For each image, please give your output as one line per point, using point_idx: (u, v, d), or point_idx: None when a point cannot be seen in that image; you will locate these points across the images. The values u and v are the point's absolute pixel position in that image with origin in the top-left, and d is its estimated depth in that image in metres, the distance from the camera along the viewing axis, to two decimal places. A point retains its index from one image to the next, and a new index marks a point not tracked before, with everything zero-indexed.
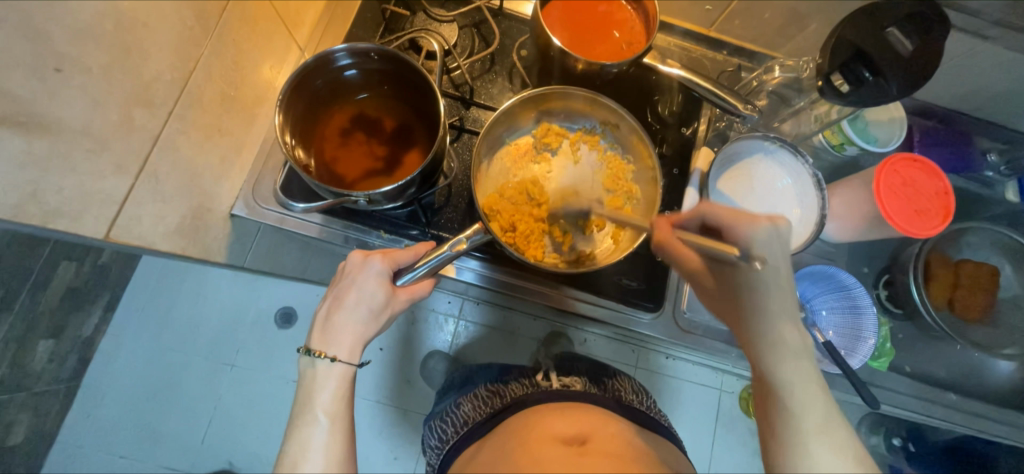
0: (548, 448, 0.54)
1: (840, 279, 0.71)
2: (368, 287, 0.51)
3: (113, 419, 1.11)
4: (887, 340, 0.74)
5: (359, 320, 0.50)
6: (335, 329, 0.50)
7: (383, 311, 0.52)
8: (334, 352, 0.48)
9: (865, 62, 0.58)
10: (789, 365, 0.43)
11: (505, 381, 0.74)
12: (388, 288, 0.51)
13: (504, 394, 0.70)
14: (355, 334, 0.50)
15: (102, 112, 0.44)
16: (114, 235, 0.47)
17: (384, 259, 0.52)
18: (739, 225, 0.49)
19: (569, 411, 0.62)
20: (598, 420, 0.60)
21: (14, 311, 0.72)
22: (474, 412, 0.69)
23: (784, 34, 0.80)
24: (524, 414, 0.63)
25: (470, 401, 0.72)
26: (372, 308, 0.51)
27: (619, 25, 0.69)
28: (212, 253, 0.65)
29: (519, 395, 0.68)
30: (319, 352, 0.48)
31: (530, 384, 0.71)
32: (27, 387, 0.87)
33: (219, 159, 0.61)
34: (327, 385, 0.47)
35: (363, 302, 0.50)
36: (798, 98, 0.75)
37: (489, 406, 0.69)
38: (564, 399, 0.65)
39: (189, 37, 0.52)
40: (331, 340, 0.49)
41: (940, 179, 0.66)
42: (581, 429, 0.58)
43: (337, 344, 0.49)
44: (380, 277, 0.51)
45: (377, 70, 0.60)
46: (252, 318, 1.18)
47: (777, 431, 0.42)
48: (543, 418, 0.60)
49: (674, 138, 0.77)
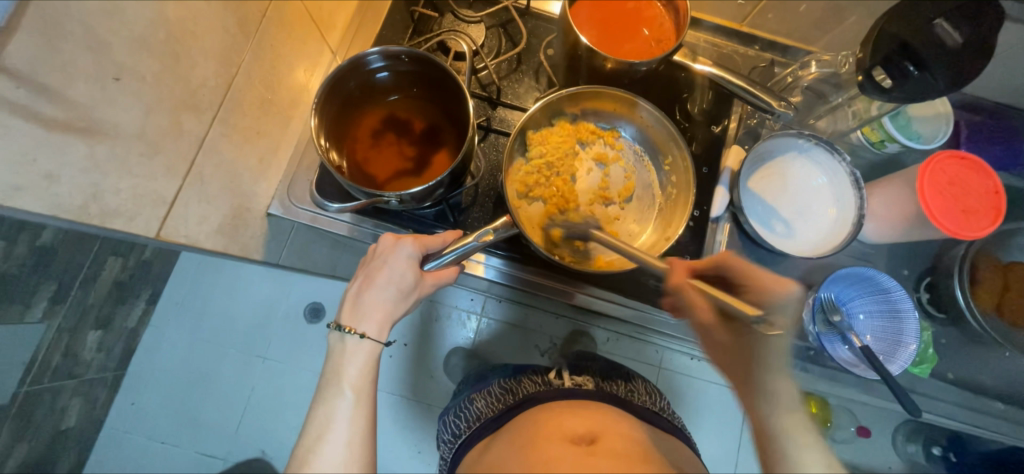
0: (555, 446, 0.55)
1: (878, 281, 0.68)
2: (398, 268, 0.52)
3: (154, 405, 1.18)
4: (930, 345, 0.72)
5: (389, 299, 0.52)
6: (364, 306, 0.51)
7: (411, 293, 0.53)
8: (362, 328, 0.50)
9: (911, 56, 0.55)
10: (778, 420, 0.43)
11: (515, 379, 0.74)
12: (417, 270, 0.52)
13: (517, 391, 0.70)
14: (383, 313, 0.51)
15: (154, 119, 0.46)
16: (163, 233, 0.49)
17: (415, 243, 0.53)
18: (765, 291, 0.52)
19: (577, 408, 0.63)
20: (605, 419, 0.61)
21: (67, 302, 0.84)
22: (485, 410, 0.70)
23: (821, 27, 0.77)
24: (537, 413, 0.63)
25: (482, 398, 0.73)
26: (401, 289, 0.52)
27: (648, 23, 0.68)
28: (250, 250, 0.68)
29: (528, 393, 0.69)
30: (348, 328, 0.50)
31: (543, 382, 0.72)
32: (77, 373, 0.98)
33: (258, 160, 0.63)
34: (355, 360, 0.49)
35: (392, 282, 0.52)
36: (836, 94, 0.72)
37: (499, 404, 0.69)
38: (569, 398, 0.66)
39: (232, 44, 0.54)
40: (360, 317, 0.51)
41: (989, 177, 0.63)
42: (587, 427, 0.59)
43: (366, 322, 0.50)
44: (411, 259, 0.52)
45: (408, 73, 0.62)
46: (283, 312, 1.24)
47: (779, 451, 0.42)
48: (554, 415, 0.62)
49: (702, 136, 0.75)
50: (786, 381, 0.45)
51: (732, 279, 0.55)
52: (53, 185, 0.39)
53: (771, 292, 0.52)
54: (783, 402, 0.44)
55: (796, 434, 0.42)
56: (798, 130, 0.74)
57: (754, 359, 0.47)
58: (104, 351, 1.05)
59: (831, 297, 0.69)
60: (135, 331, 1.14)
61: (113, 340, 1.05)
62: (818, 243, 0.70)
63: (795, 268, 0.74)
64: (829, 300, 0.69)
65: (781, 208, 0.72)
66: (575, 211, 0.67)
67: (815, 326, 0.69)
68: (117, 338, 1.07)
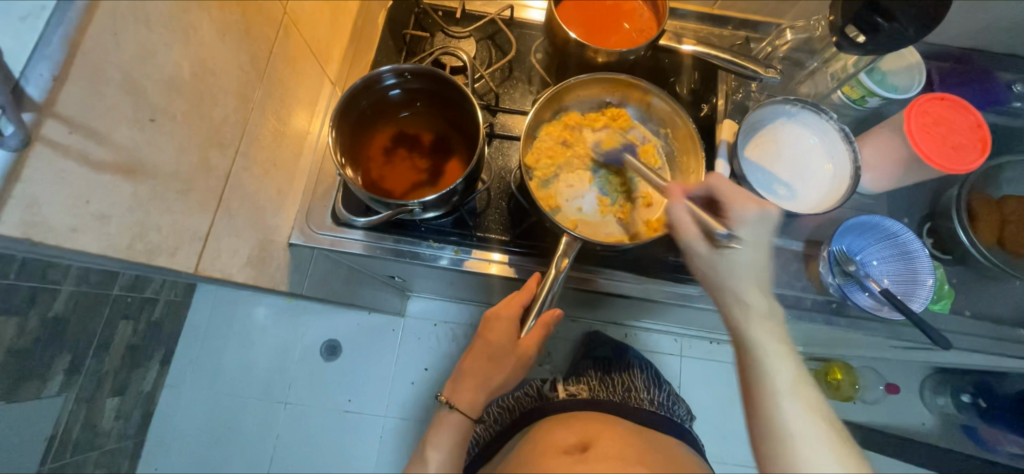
0: (552, 454, 0.69)
1: (885, 227, 0.71)
2: (496, 339, 0.61)
3: (186, 461, 1.31)
4: (945, 281, 0.75)
5: (478, 371, 0.63)
6: (459, 381, 0.64)
7: (512, 357, 0.62)
8: (452, 399, 0.63)
9: (874, 10, 0.59)
10: (779, 382, 0.49)
11: (514, 397, 0.95)
12: (512, 336, 0.61)
13: (517, 408, 0.92)
14: (473, 391, 0.62)
15: (186, 156, 0.47)
16: (201, 268, 0.51)
17: (506, 310, 0.62)
18: (733, 205, 0.54)
19: (568, 418, 0.80)
20: (589, 418, 0.80)
21: (83, 372, 1.02)
22: (487, 431, 0.91)
23: (787, 1, 0.83)
24: (542, 423, 0.81)
25: (486, 418, 0.94)
26: (501, 358, 0.62)
27: (628, 16, 0.72)
28: (277, 282, 0.69)
29: (524, 409, 0.90)
30: (445, 400, 0.63)
31: (538, 395, 0.93)
32: (99, 444, 1.14)
33: (277, 192, 0.65)
34: (445, 432, 0.62)
35: (484, 352, 0.62)
36: (810, 60, 0.79)
37: (502, 421, 0.91)
38: (560, 407, 0.85)
39: (247, 81, 0.56)
40: (456, 392, 0.63)
41: (970, 113, 0.67)
42: (576, 433, 0.75)
43: (460, 396, 0.63)
44: (506, 329, 0.61)
45: (416, 88, 0.65)
46: (299, 353, 1.38)
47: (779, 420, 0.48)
48: (547, 425, 0.79)
49: (693, 116, 0.78)
50: (771, 332, 0.52)
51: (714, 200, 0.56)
52: (105, 225, 0.40)
53: (744, 208, 0.53)
54: (797, 403, 0.48)
55: (807, 424, 0.47)
56: (785, 97, 0.78)
57: (722, 276, 0.54)
58: (123, 418, 1.21)
59: (844, 249, 0.71)
60: (152, 395, 1.30)
61: (130, 404, 1.22)
62: (821, 199, 0.73)
63: (803, 227, 0.76)
64: (843, 252, 0.71)
65: (780, 172, 0.75)
66: (603, 201, 0.69)
67: (834, 277, 0.71)
68: (134, 403, 1.24)
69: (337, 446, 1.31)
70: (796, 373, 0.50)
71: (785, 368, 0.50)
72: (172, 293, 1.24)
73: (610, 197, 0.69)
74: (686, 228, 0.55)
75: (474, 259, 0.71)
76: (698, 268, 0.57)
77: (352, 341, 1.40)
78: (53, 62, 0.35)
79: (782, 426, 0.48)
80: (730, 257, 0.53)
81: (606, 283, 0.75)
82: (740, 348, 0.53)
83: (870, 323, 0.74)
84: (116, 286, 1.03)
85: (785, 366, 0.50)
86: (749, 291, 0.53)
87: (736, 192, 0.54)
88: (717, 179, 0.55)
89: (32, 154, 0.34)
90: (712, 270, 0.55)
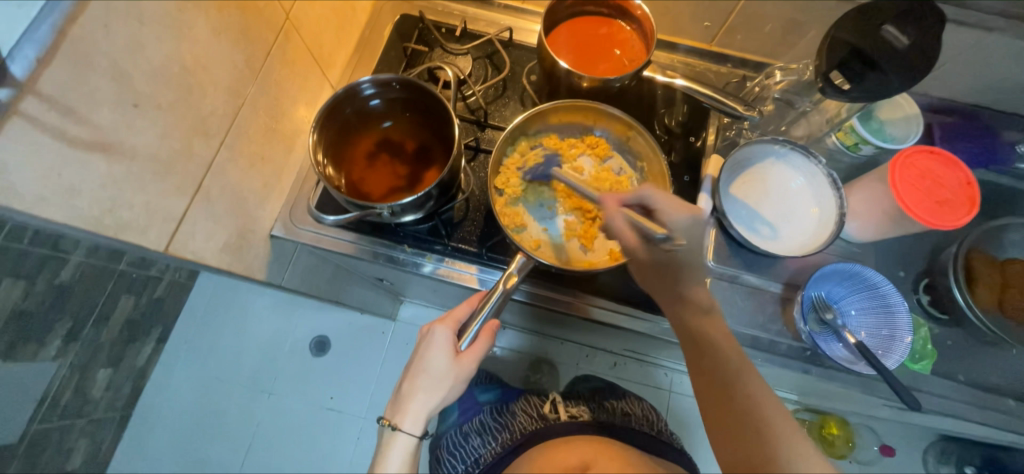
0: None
1: (866, 277, 0.69)
2: (433, 352, 0.61)
3: (166, 443, 1.33)
4: (927, 341, 0.73)
5: (419, 392, 0.61)
6: (401, 403, 0.62)
7: (449, 375, 0.60)
8: (398, 422, 0.61)
9: (864, 60, 0.59)
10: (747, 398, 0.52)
11: (510, 414, 0.85)
12: (449, 349, 0.60)
13: (514, 430, 0.80)
14: (418, 408, 0.61)
15: (167, 141, 0.51)
16: (172, 248, 0.54)
17: (445, 325, 0.62)
18: (670, 212, 0.59)
19: (575, 443, 0.73)
20: (596, 445, 0.71)
21: (80, 340, 1.05)
22: (482, 452, 0.80)
23: (786, 42, 0.83)
24: (540, 448, 0.74)
25: (480, 436, 0.83)
26: (438, 374, 0.60)
27: (620, 44, 0.74)
28: (254, 270, 0.71)
29: (525, 432, 0.79)
30: (390, 422, 0.62)
31: (539, 417, 0.82)
32: (85, 413, 1.17)
33: (262, 184, 0.68)
34: (395, 450, 0.62)
35: (425, 372, 0.60)
36: (802, 101, 0.76)
37: (496, 445, 0.80)
38: (563, 431, 0.76)
39: (241, 78, 0.61)
40: (402, 413, 0.61)
41: (960, 169, 0.66)
42: (580, 459, 0.69)
43: (405, 416, 0.61)
44: (443, 342, 0.61)
45: (399, 98, 0.67)
46: (289, 346, 1.41)
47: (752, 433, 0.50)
48: (551, 453, 0.72)
49: (682, 148, 0.79)
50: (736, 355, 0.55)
51: (652, 208, 0.60)
52: (74, 197, 0.44)
53: (676, 215, 0.59)
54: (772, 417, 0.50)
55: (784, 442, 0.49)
56: (774, 137, 0.77)
57: (669, 279, 0.60)
58: (113, 390, 1.25)
59: (821, 296, 0.70)
60: (144, 371, 1.34)
61: (121, 378, 1.25)
62: (804, 242, 0.71)
63: (784, 269, 0.75)
64: (820, 299, 0.70)
65: (764, 212, 0.74)
66: (570, 225, 0.71)
67: (807, 324, 0.69)
68: (125, 377, 1.27)
69: (317, 443, 1.32)
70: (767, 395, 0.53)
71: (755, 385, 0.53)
72: (176, 275, 1.23)
73: (576, 222, 0.71)
74: (625, 237, 0.60)
75: (446, 269, 0.72)
76: (639, 262, 0.61)
77: (341, 339, 1.41)
78: (40, 45, 0.40)
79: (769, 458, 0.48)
80: (679, 256, 0.59)
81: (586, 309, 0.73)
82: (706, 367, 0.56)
83: (846, 375, 0.72)
84: (124, 262, 1.01)
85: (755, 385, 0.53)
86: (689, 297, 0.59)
87: (671, 201, 0.59)
88: (650, 192, 0.59)
89: (8, 124, 0.38)
90: (661, 279, 0.60)
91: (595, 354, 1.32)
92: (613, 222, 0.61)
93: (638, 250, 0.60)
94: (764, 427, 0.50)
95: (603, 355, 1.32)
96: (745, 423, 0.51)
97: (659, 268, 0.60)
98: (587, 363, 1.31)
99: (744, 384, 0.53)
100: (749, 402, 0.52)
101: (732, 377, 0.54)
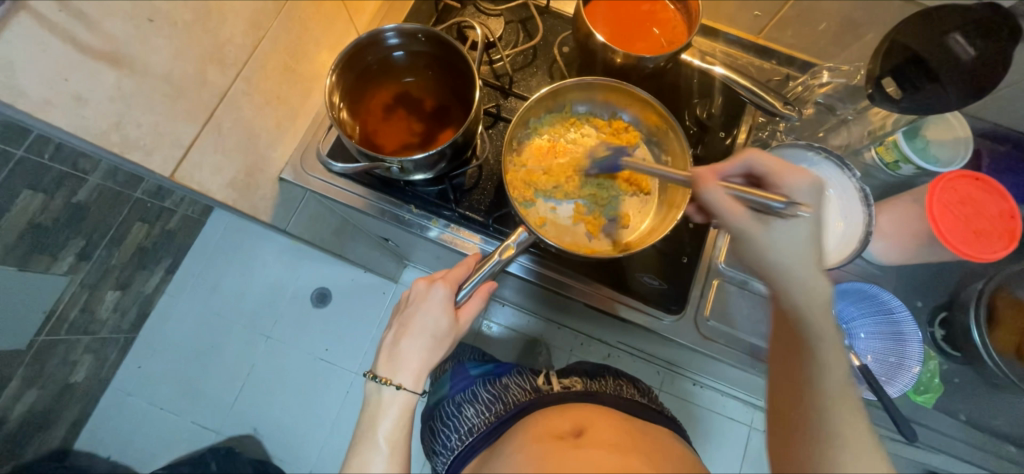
0: (544, 446, 0.62)
1: (882, 300, 0.67)
2: (432, 310, 0.59)
3: (156, 370, 1.36)
4: (935, 375, 0.69)
5: (420, 348, 0.59)
6: (394, 360, 0.59)
7: (447, 334, 0.60)
8: (399, 381, 0.58)
9: (924, 69, 0.55)
10: (826, 357, 0.48)
11: (504, 386, 0.82)
12: (450, 309, 0.59)
13: (507, 401, 0.78)
14: (416, 367, 0.59)
15: (180, 62, 0.54)
16: (177, 176, 0.56)
17: (445, 284, 0.60)
18: (784, 176, 0.51)
19: (566, 410, 0.70)
20: (589, 414, 0.68)
21: (92, 259, 1.08)
22: (475, 422, 0.78)
23: (839, 43, 0.78)
24: (530, 417, 0.72)
25: (472, 406, 0.81)
26: (436, 333, 0.59)
27: (660, 23, 0.70)
28: (260, 211, 0.72)
29: (521, 402, 0.76)
30: (385, 380, 0.58)
31: (531, 388, 0.79)
32: (92, 331, 1.18)
33: (275, 124, 0.69)
34: (391, 412, 0.57)
35: (427, 328, 0.59)
36: (843, 107, 0.72)
37: (489, 415, 0.77)
38: (555, 400, 0.74)
39: (263, 10, 0.63)
40: (396, 370, 0.58)
41: (1004, 200, 0.62)
42: (574, 424, 0.66)
43: (402, 374, 0.58)
44: (440, 302, 0.59)
45: (423, 53, 0.65)
46: (290, 293, 1.42)
47: (815, 389, 0.48)
48: (543, 419, 0.69)
49: (712, 142, 0.75)
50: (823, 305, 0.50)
51: (761, 172, 0.53)
52: (81, 107, 0.47)
53: (790, 177, 0.51)
54: (836, 374, 0.48)
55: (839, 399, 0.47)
56: (808, 143, 0.72)
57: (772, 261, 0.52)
58: (120, 312, 1.26)
59: None
60: (151, 298, 1.36)
61: (128, 301, 1.27)
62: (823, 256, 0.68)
63: None
64: None
65: None
66: (579, 208, 0.69)
67: None
68: (133, 301, 1.28)
69: (306, 389, 1.35)
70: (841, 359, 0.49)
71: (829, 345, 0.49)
72: (191, 210, 1.30)
73: (587, 206, 0.69)
74: (728, 209, 0.52)
75: (450, 235, 0.71)
76: (747, 238, 0.52)
77: (342, 292, 1.43)
78: None
79: (820, 412, 0.47)
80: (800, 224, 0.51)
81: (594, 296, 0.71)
82: (790, 332, 0.51)
83: None
84: (139, 190, 1.08)
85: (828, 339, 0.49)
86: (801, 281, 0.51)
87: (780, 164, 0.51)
88: (756, 154, 0.52)
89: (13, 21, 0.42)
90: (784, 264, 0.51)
91: (589, 342, 1.32)
92: (708, 196, 0.53)
93: (742, 218, 0.52)
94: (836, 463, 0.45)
95: (598, 344, 1.31)
96: (814, 403, 0.48)
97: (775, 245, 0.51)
98: (581, 351, 1.31)
99: (828, 411, 0.47)
100: (828, 448, 0.46)
101: (819, 415, 0.47)
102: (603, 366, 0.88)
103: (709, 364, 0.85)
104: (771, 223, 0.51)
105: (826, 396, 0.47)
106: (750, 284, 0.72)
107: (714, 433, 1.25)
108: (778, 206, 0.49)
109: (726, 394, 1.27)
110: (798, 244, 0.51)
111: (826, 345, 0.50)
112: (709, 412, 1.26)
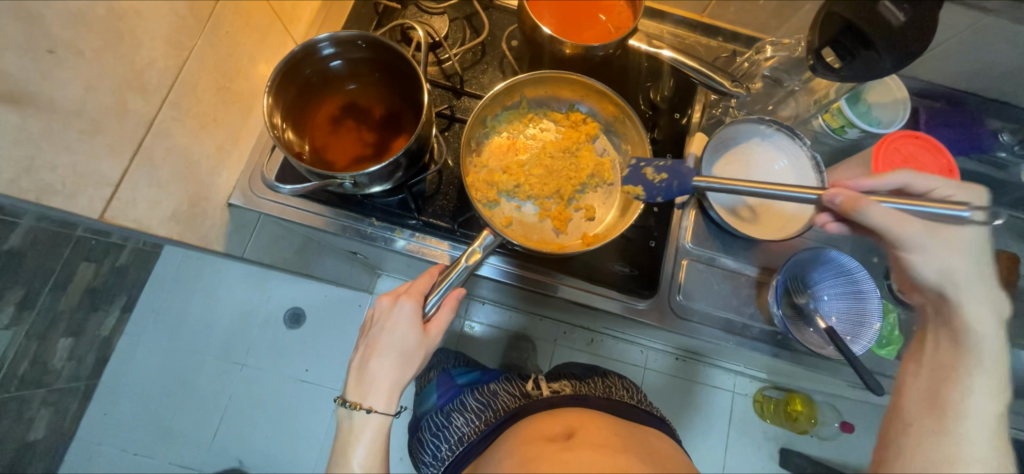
0: (534, 448, 0.62)
1: (841, 263, 0.70)
2: (398, 326, 0.57)
3: (125, 415, 1.28)
4: (896, 327, 0.72)
5: (390, 367, 0.57)
6: (365, 382, 0.57)
7: (418, 349, 0.58)
8: (369, 404, 0.56)
9: (855, 36, 0.57)
10: (983, 361, 0.45)
11: (494, 392, 0.82)
12: (417, 323, 0.57)
13: (497, 407, 0.77)
14: (387, 387, 0.57)
15: (95, 94, 0.52)
16: (107, 215, 0.53)
17: (410, 297, 0.58)
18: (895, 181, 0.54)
19: (556, 414, 0.71)
20: (578, 416, 0.69)
21: (35, 308, 0.95)
22: (466, 430, 0.77)
23: (779, 16, 0.80)
24: (521, 421, 0.71)
25: (462, 415, 0.80)
26: (405, 348, 0.57)
27: (606, 10, 0.69)
28: (211, 241, 0.69)
29: (511, 408, 0.76)
30: (356, 404, 0.56)
31: (521, 394, 0.80)
32: (46, 383, 1.07)
33: (216, 148, 0.66)
34: (364, 436, 0.56)
35: (394, 346, 0.57)
36: (790, 79, 0.74)
37: (478, 423, 0.76)
38: (545, 405, 0.74)
39: (182, 28, 0.60)
40: (366, 393, 0.57)
41: (942, 156, 0.65)
42: (565, 427, 0.66)
43: (372, 397, 0.56)
44: (406, 317, 0.57)
45: (365, 60, 0.62)
46: (261, 317, 1.37)
47: (956, 382, 0.45)
48: (535, 422, 0.69)
49: (666, 124, 0.75)
50: (988, 313, 0.47)
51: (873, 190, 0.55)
52: None
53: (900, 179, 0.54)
54: (987, 377, 0.44)
55: (980, 399, 0.44)
56: (760, 117, 0.75)
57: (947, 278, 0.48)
58: (76, 360, 1.16)
59: (795, 280, 0.70)
60: (108, 340, 1.25)
61: (84, 347, 1.17)
62: (784, 226, 0.70)
63: (758, 252, 0.74)
64: (792, 283, 0.70)
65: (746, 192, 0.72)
66: (545, 205, 0.68)
67: (780, 308, 0.68)
68: (89, 346, 1.18)
69: (290, 415, 1.30)
70: (998, 366, 0.45)
71: (984, 349, 0.46)
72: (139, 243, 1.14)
73: (552, 202, 0.69)
74: (897, 224, 0.49)
75: (417, 244, 0.69)
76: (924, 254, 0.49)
77: (315, 311, 1.38)
78: None
79: (956, 404, 0.44)
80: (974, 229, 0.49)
81: (568, 291, 0.71)
82: (948, 333, 0.48)
83: (812, 359, 0.73)
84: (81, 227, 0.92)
85: (984, 342, 0.46)
86: (979, 304, 0.47)
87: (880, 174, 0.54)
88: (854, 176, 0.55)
89: None
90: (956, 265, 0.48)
91: (571, 329, 1.33)
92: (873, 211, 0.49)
93: (918, 231, 0.49)
94: (959, 453, 0.42)
95: (581, 332, 1.32)
96: (953, 396, 0.45)
97: (953, 257, 0.48)
98: (564, 340, 1.32)
99: (964, 408, 0.44)
100: (956, 441, 0.43)
101: (953, 409, 0.44)
102: (592, 368, 0.90)
103: (687, 341, 0.87)
104: (948, 232, 0.48)
105: (967, 393, 0.44)
106: (718, 260, 0.74)
107: (701, 404, 1.29)
108: (962, 215, 0.46)
109: (708, 365, 1.30)
110: (972, 255, 0.48)
111: (999, 353, 0.45)
112: (693, 384, 1.30)
